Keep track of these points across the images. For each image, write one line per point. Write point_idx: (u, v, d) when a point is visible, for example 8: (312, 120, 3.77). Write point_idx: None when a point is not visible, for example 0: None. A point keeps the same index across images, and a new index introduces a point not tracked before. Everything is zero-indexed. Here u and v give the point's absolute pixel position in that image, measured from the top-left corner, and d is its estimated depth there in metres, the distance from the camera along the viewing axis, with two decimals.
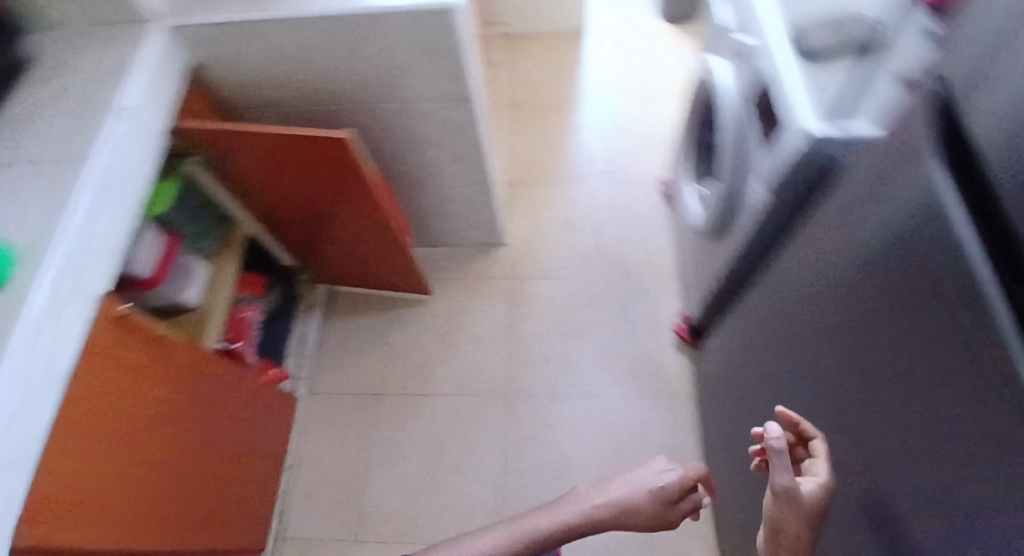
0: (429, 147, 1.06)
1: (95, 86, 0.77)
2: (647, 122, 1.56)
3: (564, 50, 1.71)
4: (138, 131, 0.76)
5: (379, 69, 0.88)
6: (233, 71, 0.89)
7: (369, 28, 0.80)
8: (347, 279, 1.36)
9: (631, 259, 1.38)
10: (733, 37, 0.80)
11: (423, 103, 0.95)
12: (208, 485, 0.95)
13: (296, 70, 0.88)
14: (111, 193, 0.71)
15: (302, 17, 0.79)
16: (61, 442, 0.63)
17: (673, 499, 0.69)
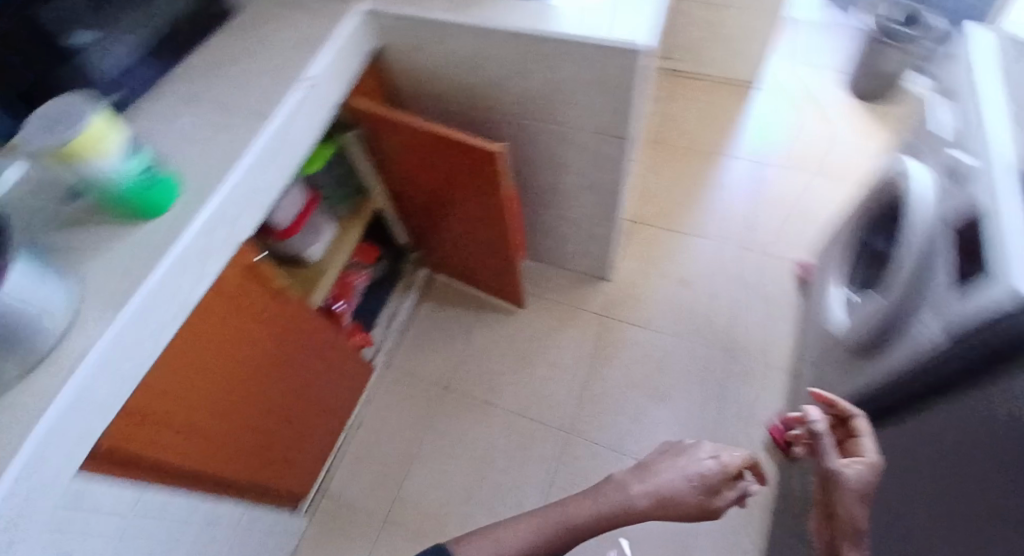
0: (569, 171, 1.05)
1: (289, 49, 0.82)
2: (798, 198, 1.45)
3: (727, 101, 1.62)
4: (314, 99, 0.80)
5: (548, 89, 0.88)
6: (410, 60, 0.93)
7: (552, 51, 0.80)
8: (451, 271, 1.38)
9: (739, 337, 1.29)
10: (950, 152, 0.71)
11: (579, 130, 0.94)
12: (280, 428, 1.03)
13: (468, 72, 0.90)
14: (274, 153, 0.77)
15: (490, 27, 0.81)
16: (174, 348, 0.73)
17: (717, 485, 0.76)
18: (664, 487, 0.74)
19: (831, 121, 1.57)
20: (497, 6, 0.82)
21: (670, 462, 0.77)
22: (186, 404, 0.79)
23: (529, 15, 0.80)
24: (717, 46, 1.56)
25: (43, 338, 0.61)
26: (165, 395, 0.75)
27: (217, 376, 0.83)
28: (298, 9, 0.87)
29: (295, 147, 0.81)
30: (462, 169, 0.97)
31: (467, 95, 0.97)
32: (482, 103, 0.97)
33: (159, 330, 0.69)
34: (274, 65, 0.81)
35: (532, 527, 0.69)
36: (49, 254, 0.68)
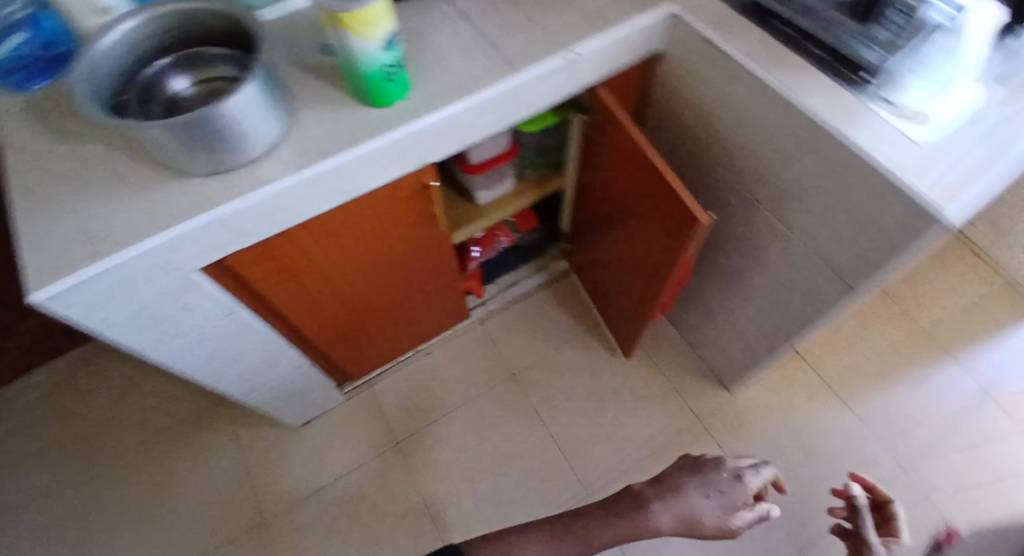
0: (766, 279, 0.92)
1: (581, 15, 0.79)
2: (1001, 457, 1.17)
3: (991, 301, 1.33)
4: (569, 73, 0.78)
5: (803, 191, 0.76)
6: (684, 81, 0.86)
7: (836, 159, 0.68)
8: (586, 282, 1.32)
9: (821, 541, 1.11)
10: None
11: (805, 248, 0.81)
12: (365, 324, 1.07)
13: (731, 124, 0.81)
14: (503, 100, 0.75)
15: (789, 100, 0.70)
16: (324, 221, 0.76)
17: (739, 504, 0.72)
18: (677, 501, 0.72)
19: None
20: (813, 83, 0.70)
21: (693, 481, 0.73)
22: (306, 268, 0.83)
23: (835, 108, 0.68)
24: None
25: (245, 154, 0.66)
26: (294, 253, 0.78)
27: (349, 257, 0.86)
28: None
29: (526, 107, 0.80)
30: (657, 212, 0.89)
31: (716, 147, 0.88)
32: (727, 162, 0.87)
33: (328, 198, 0.72)
34: (559, 23, 0.78)
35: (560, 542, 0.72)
36: (287, 84, 0.73)
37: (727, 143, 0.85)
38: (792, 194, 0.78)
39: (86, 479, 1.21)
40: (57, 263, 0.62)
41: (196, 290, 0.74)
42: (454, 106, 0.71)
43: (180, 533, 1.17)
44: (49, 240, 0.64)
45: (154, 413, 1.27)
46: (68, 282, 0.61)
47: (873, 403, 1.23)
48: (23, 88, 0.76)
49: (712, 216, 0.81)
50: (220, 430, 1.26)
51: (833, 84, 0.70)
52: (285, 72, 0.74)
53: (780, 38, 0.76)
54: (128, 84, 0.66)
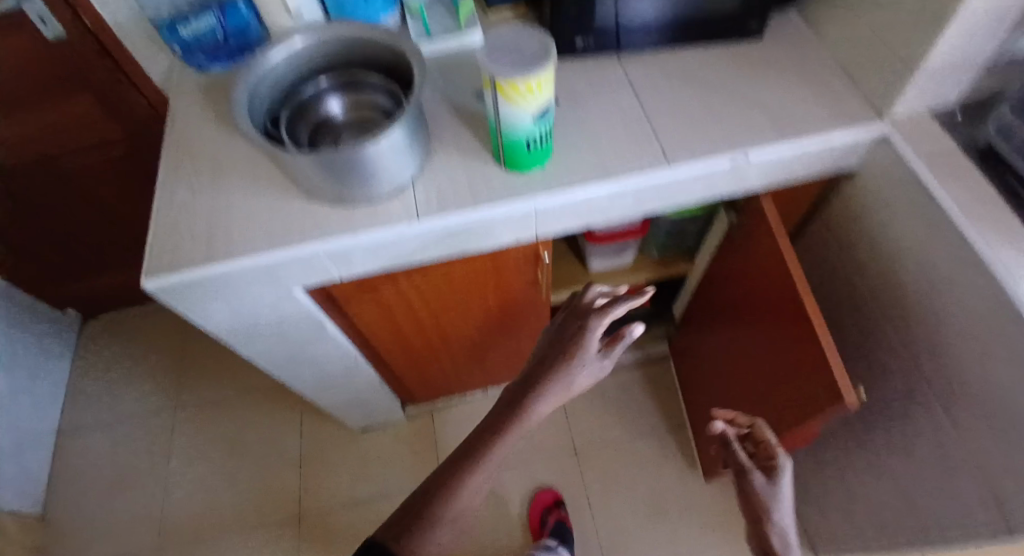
0: (904, 465, 0.77)
1: (767, 112, 0.69)
2: None
3: None
4: (734, 176, 0.68)
5: (980, 391, 0.62)
6: (872, 207, 0.73)
7: None
8: (681, 375, 1.21)
9: None
10: None
11: (966, 456, 0.66)
12: (441, 359, 1.03)
13: (917, 277, 0.68)
14: (649, 191, 0.67)
15: (996, 286, 0.56)
16: (427, 269, 0.73)
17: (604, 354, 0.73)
18: (560, 377, 0.69)
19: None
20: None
21: (565, 356, 0.70)
22: (398, 304, 0.80)
23: None
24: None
25: (370, 192, 0.63)
26: (390, 290, 0.76)
27: (444, 302, 0.82)
28: (822, 87, 0.71)
29: (673, 201, 0.71)
30: (792, 352, 0.77)
31: (892, 299, 0.73)
32: (901, 322, 0.72)
33: (437, 251, 0.68)
34: (739, 117, 0.69)
35: (479, 472, 0.65)
36: (433, 124, 0.70)
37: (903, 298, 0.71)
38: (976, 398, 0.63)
39: (168, 411, 1.31)
40: (170, 253, 0.62)
41: (292, 307, 0.70)
42: (593, 187, 0.64)
43: (227, 491, 1.22)
44: (171, 225, 0.65)
45: (240, 372, 1.34)
46: (173, 278, 0.60)
47: None
48: (205, 67, 0.78)
49: (860, 397, 0.67)
50: (288, 406, 1.30)
51: None
52: (435, 111, 0.71)
53: (1012, 199, 0.61)
54: (285, 98, 0.66)
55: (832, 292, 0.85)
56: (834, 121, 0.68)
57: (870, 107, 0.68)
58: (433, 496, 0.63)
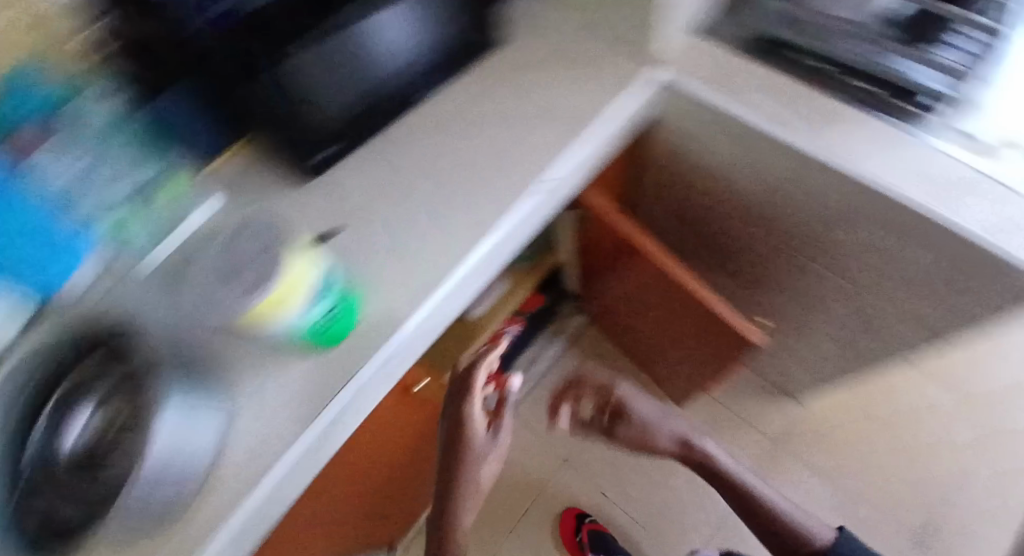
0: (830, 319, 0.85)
1: (552, 117, 0.63)
2: None
3: None
4: (552, 197, 0.62)
5: (862, 250, 0.67)
6: (687, 142, 0.71)
7: (909, 227, 0.57)
8: (610, 329, 1.25)
9: (936, 533, 1.11)
10: None
11: (876, 296, 0.73)
12: (375, 513, 0.88)
13: (760, 186, 0.69)
14: (490, 267, 0.60)
15: (842, 172, 0.57)
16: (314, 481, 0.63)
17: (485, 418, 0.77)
18: (469, 456, 0.77)
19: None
20: (882, 146, 0.58)
21: (463, 443, 0.75)
22: (311, 518, 0.69)
23: (891, 164, 0.57)
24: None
25: (146, 503, 0.43)
26: (295, 519, 0.65)
27: (345, 489, 0.72)
28: (586, 60, 0.67)
29: (511, 253, 0.63)
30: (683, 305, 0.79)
31: (752, 209, 0.74)
32: (764, 222, 0.75)
33: (293, 492, 0.51)
34: (532, 135, 0.62)
35: (469, 505, 0.85)
36: (192, 346, 0.52)
37: (755, 204, 0.73)
38: (875, 260, 0.67)
39: None
40: None
41: None
42: (420, 309, 0.54)
43: None
44: None
45: None
46: None
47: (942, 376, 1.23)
48: None
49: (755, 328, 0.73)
50: None
51: (886, 124, 0.59)
52: (188, 335, 0.52)
53: (809, 78, 0.63)
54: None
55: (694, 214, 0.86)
56: (616, 88, 0.64)
57: (639, 53, 0.66)
58: (438, 528, 0.84)
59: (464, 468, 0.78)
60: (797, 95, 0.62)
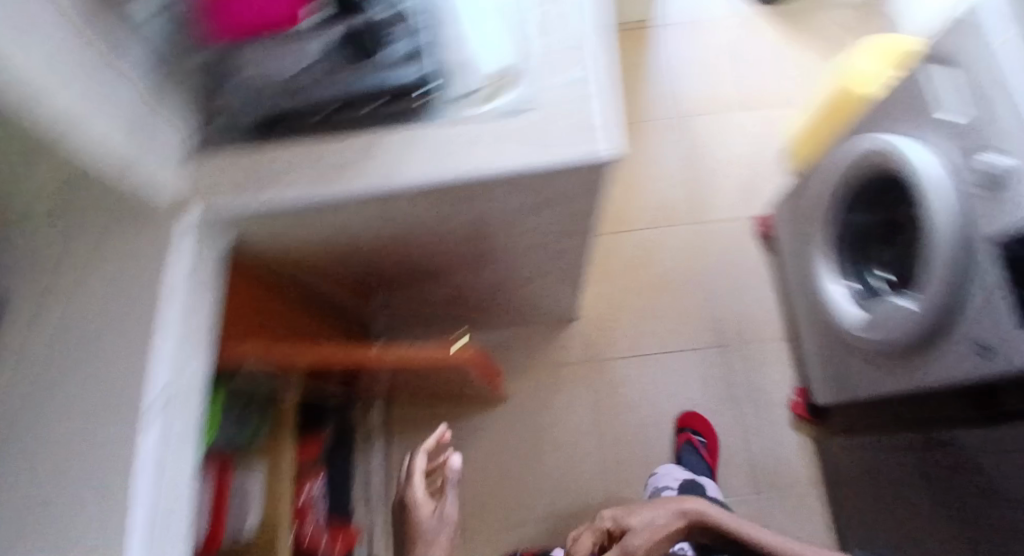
0: (526, 257, 0.88)
1: (115, 352, 0.53)
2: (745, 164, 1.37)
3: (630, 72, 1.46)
4: (177, 416, 0.55)
5: (484, 218, 0.70)
6: (280, 235, 0.64)
7: (486, 190, 0.60)
8: (403, 393, 1.20)
9: (728, 322, 1.28)
10: (982, 157, 0.65)
11: (530, 229, 0.77)
12: None
13: (373, 224, 0.66)
14: (162, 529, 0.52)
15: (404, 187, 0.57)
16: None
17: (428, 501, 0.83)
18: (412, 528, 0.81)
19: (738, 39, 1.45)
20: (413, 144, 0.58)
21: (406, 516, 0.83)
22: None
23: (432, 154, 0.58)
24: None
25: None
26: None
27: None
28: (104, 266, 0.57)
29: (184, 497, 0.55)
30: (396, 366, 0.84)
31: (388, 243, 0.73)
32: (407, 239, 0.73)
33: None
34: (107, 390, 0.52)
35: None
36: None
37: (387, 238, 0.71)
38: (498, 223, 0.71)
39: None
40: None
41: None
42: None
43: None
44: None
45: None
46: None
47: (641, 205, 1.38)
48: None
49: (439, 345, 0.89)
50: None
51: (405, 128, 0.59)
52: None
53: (318, 125, 0.59)
54: None
55: (364, 270, 0.83)
56: (151, 270, 0.55)
57: (148, 220, 0.57)
58: None
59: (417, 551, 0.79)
60: (310, 150, 0.59)
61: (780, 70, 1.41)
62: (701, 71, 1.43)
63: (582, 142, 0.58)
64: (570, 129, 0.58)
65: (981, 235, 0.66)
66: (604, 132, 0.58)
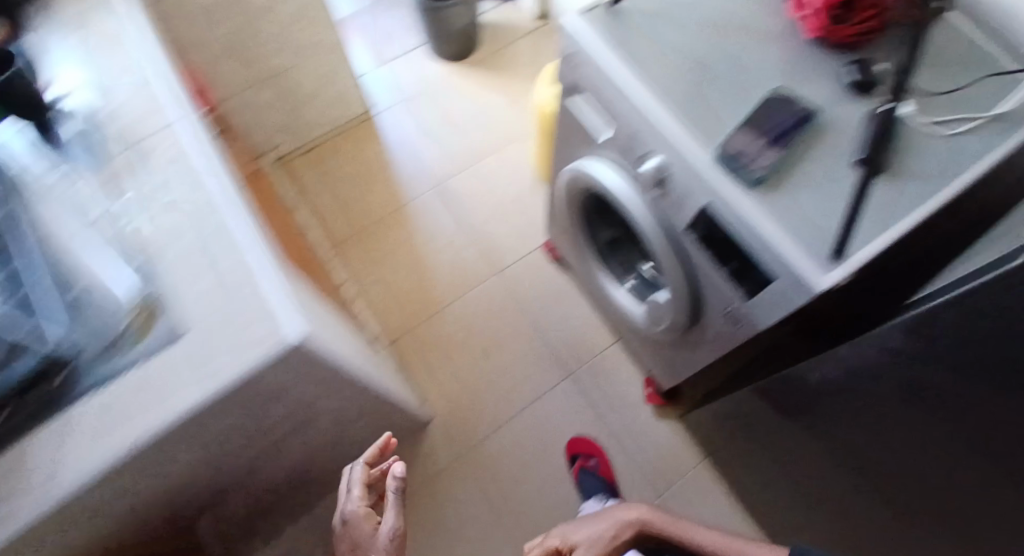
0: (312, 432, 0.78)
1: None
2: (507, 203, 1.39)
3: (366, 163, 1.44)
4: None
5: (210, 444, 0.59)
6: None
7: (183, 434, 0.52)
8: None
9: (564, 351, 1.27)
10: (642, 164, 0.67)
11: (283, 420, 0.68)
12: None
13: (85, 528, 0.56)
14: None
15: (75, 491, 0.48)
16: None
17: (369, 523, 0.72)
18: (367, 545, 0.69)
19: (452, 97, 1.50)
20: (72, 439, 0.50)
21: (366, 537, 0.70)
22: None
23: (99, 437, 0.50)
24: (286, 113, 1.33)
25: None
26: None
27: None
28: None
29: None
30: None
31: (128, 521, 0.62)
32: (143, 508, 0.62)
33: None
34: None
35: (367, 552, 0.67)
36: None
37: (112, 520, 0.60)
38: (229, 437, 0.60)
39: None
40: None
41: None
42: None
43: None
44: None
45: None
46: None
47: (439, 278, 1.33)
48: None
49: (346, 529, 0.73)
50: None
51: (61, 422, 0.51)
52: None
53: None
54: None
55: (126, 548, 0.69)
56: None
57: None
58: None
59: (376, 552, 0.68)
60: None
61: (499, 108, 1.49)
62: (432, 138, 1.46)
63: (264, 340, 0.52)
64: (249, 329, 0.53)
65: (678, 229, 0.69)
66: (285, 317, 0.53)
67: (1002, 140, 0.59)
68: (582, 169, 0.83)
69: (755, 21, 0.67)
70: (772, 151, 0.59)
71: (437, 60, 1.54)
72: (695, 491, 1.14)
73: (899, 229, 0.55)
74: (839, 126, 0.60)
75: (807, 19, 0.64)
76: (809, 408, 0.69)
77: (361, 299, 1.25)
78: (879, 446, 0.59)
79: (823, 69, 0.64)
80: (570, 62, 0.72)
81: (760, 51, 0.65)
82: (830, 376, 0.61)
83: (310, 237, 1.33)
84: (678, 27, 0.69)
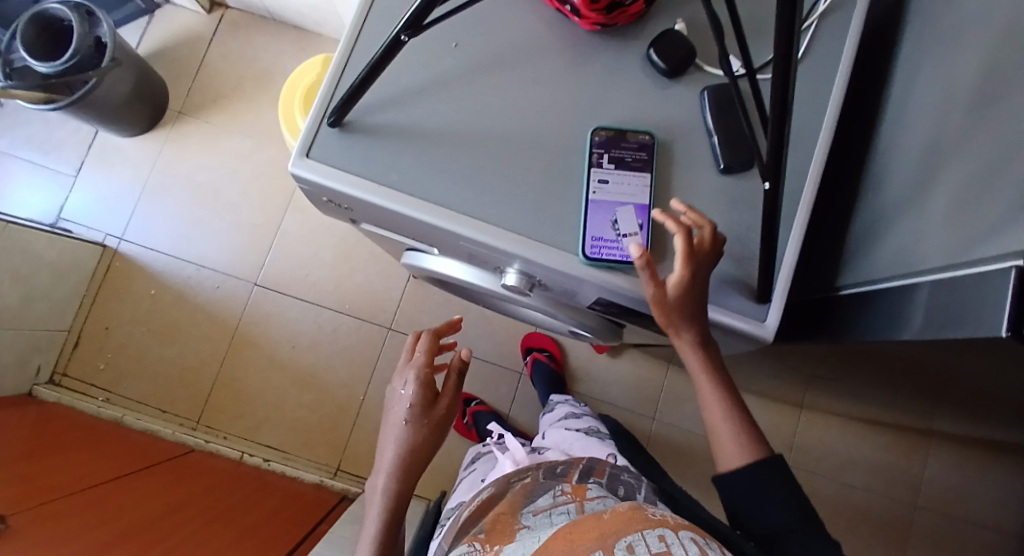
0: None
1: None
2: (336, 253, 1.15)
3: (156, 307, 1.13)
4: None
5: None
6: None
7: None
8: None
9: (498, 358, 1.14)
10: (504, 279, 0.54)
11: None
12: None
13: None
14: None
15: None
16: None
17: (429, 390, 0.64)
18: (416, 422, 0.62)
19: (187, 175, 1.16)
20: None
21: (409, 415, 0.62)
22: None
23: None
24: (16, 333, 0.97)
25: None
26: None
27: None
28: None
29: None
30: None
31: None
32: None
33: None
34: None
35: (417, 438, 0.62)
36: None
37: None
38: None
39: None
40: None
41: None
42: None
43: None
44: None
45: None
46: None
47: (337, 375, 1.13)
48: None
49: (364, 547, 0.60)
50: None
51: None
52: None
53: None
54: None
55: None
56: None
57: None
58: None
59: (410, 439, 0.62)
60: None
61: (251, 151, 1.17)
62: (202, 236, 1.15)
63: None
64: None
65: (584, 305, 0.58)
66: None
67: (836, 57, 0.51)
68: (421, 264, 0.66)
69: (518, 49, 0.51)
70: (638, 214, 0.48)
71: (132, 137, 1.16)
72: (682, 397, 1.14)
73: (803, 213, 0.48)
74: (681, 137, 0.50)
75: (575, 15, 0.49)
76: (794, 356, 0.66)
77: (273, 457, 1.10)
78: (903, 379, 0.56)
79: (622, 74, 0.51)
80: (332, 203, 0.53)
81: (551, 83, 0.50)
82: (816, 350, 0.57)
83: (164, 432, 1.07)
84: (444, 92, 0.50)
